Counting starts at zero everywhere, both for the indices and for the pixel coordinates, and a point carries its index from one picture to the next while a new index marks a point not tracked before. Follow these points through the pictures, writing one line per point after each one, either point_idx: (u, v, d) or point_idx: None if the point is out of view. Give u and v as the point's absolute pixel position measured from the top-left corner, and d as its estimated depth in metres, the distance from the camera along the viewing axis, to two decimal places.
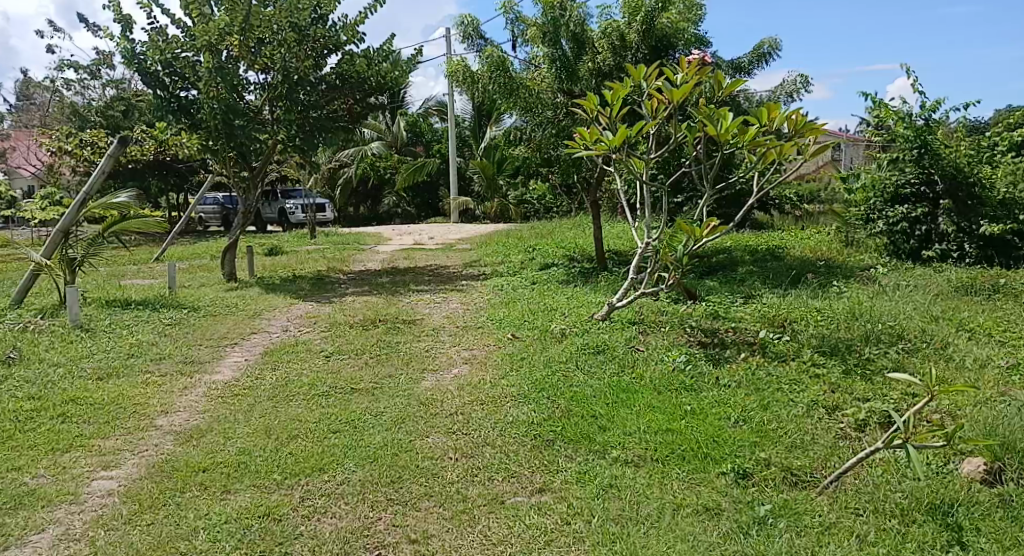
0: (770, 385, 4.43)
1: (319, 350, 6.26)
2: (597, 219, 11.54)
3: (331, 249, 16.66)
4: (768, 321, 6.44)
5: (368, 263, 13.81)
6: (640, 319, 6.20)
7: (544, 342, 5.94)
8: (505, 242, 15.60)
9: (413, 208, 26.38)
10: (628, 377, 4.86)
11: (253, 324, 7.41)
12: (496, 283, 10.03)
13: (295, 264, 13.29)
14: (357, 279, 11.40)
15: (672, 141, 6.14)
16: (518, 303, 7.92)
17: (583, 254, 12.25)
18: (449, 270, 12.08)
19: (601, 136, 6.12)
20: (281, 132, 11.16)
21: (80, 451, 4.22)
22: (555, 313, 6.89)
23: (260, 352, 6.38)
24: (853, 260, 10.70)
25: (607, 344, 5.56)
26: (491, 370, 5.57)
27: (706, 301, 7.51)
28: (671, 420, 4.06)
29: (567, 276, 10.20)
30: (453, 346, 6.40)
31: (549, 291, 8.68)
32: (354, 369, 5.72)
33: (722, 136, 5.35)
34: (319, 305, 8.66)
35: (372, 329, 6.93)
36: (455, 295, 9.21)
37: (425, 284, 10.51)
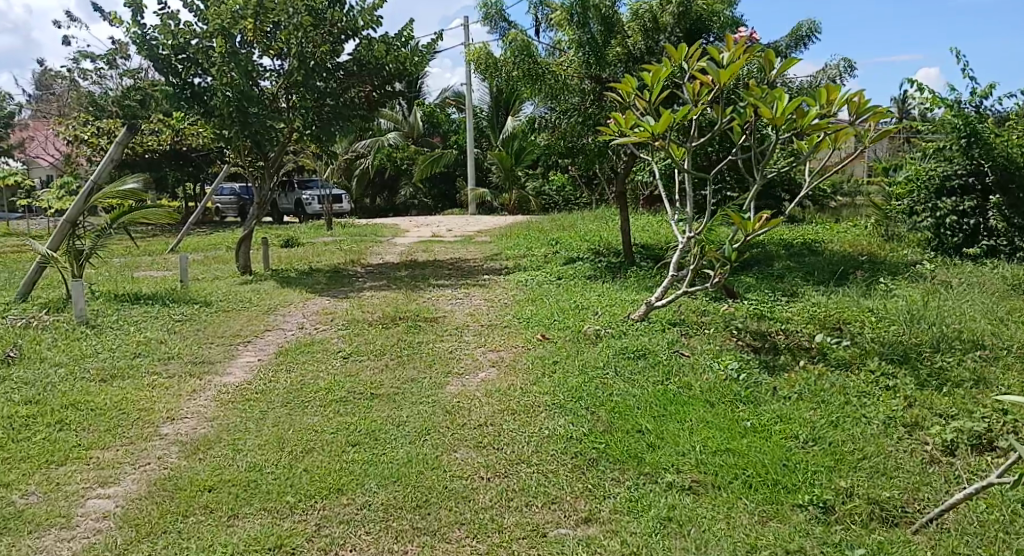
0: (837, 401, 4.07)
1: (336, 350, 5.88)
2: (624, 211, 11.09)
3: (349, 240, 16.31)
4: (817, 324, 6.01)
5: (386, 256, 13.44)
6: (681, 322, 5.78)
7: (577, 344, 5.53)
8: (526, 234, 15.18)
9: (431, 199, 26.00)
10: (674, 386, 4.44)
11: (267, 321, 7.04)
12: (520, 278, 9.62)
13: (312, 257, 12.95)
14: (376, 273, 11.04)
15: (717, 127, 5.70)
16: (546, 300, 7.51)
17: (609, 248, 11.81)
18: (471, 263, 11.69)
19: (643, 121, 5.63)
20: (297, 120, 10.79)
21: (75, 464, 3.85)
22: (586, 312, 6.47)
23: (274, 352, 6.01)
24: (895, 256, 10.21)
25: (646, 348, 5.14)
26: (522, 375, 5.17)
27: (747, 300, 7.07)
28: (730, 441, 3.65)
29: (594, 270, 9.77)
30: (479, 346, 6.00)
31: (577, 287, 8.26)
32: (374, 372, 5.33)
33: (779, 120, 4.94)
34: (337, 300, 8.29)
35: (392, 327, 6.54)
36: (477, 290, 8.81)
37: (446, 278, 10.13)
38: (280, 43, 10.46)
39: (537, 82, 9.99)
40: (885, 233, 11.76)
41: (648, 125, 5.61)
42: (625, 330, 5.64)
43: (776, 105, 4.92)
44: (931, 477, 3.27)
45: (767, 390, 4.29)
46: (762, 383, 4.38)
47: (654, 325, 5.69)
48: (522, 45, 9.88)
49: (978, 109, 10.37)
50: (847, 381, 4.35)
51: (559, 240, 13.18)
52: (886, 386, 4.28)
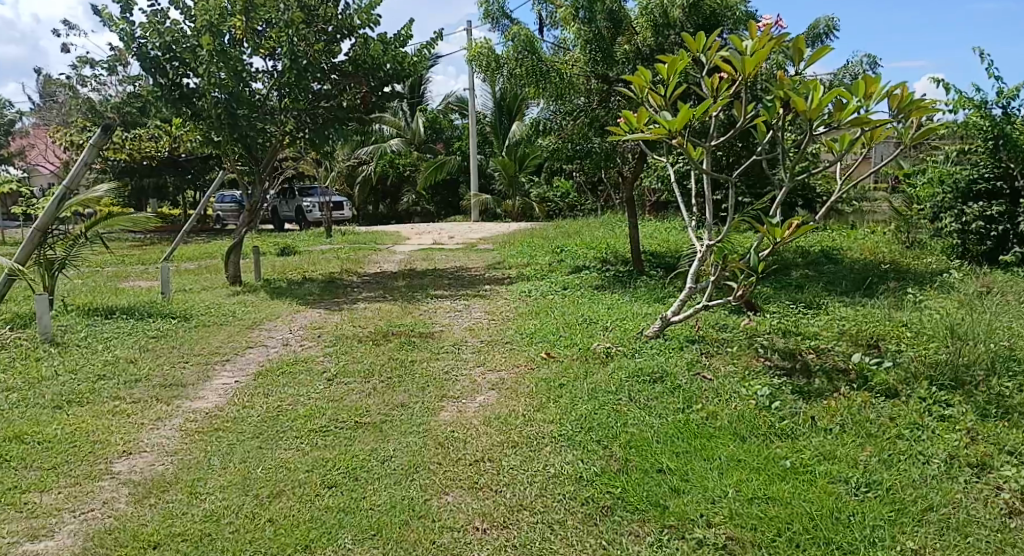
0: (886, 436, 3.54)
1: (321, 370, 5.35)
2: (633, 217, 10.55)
3: (347, 249, 15.77)
4: (850, 341, 5.45)
5: (384, 265, 12.91)
6: (701, 340, 5.23)
7: (586, 364, 4.99)
8: (530, 242, 14.63)
9: (433, 206, 25.48)
10: (697, 416, 3.89)
11: (250, 336, 6.52)
12: (523, 288, 9.09)
13: (307, 266, 12.43)
14: (372, 283, 10.52)
15: (741, 124, 5.15)
16: (551, 313, 6.97)
17: (617, 256, 11.27)
18: (471, 273, 11.16)
19: (659, 117, 5.08)
20: (290, 123, 10.29)
21: (6, 511, 3.33)
22: (595, 327, 5.93)
23: (254, 372, 5.48)
24: (920, 264, 9.66)
25: (663, 370, 4.60)
26: (524, 399, 4.63)
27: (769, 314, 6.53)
28: (767, 486, 3.11)
29: (602, 280, 9.24)
30: (477, 366, 5.46)
31: (584, 299, 7.71)
32: (361, 396, 4.78)
33: (813, 114, 4.43)
34: (328, 313, 7.75)
35: (384, 343, 6.00)
36: (478, 302, 8.28)
37: (445, 289, 9.61)
38: (272, 42, 9.98)
39: (541, 81, 9.48)
40: (906, 240, 11.19)
41: (665, 121, 5.06)
42: (639, 348, 5.11)
43: (809, 97, 4.41)
44: (1015, 535, 2.76)
45: (805, 421, 3.75)
46: (798, 414, 3.84)
47: (671, 343, 5.14)
48: (525, 40, 9.38)
49: (1007, 109, 9.83)
50: (895, 410, 3.81)
51: (565, 248, 12.64)
52: (942, 416, 3.73)
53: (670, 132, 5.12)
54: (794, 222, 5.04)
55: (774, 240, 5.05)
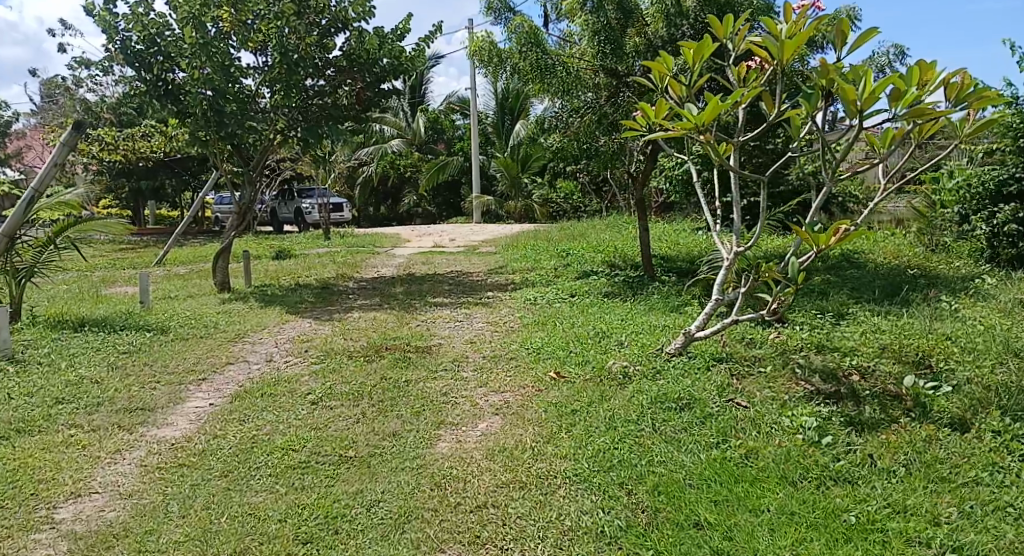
0: (962, 481, 3.02)
1: (305, 391, 4.80)
2: (643, 219, 10.00)
3: (344, 252, 15.24)
4: (893, 359, 4.92)
5: (382, 269, 12.39)
6: (729, 358, 4.70)
7: (602, 386, 4.45)
8: (534, 245, 14.07)
9: (434, 207, 24.95)
10: (734, 453, 3.38)
11: (231, 351, 5.99)
12: (527, 295, 8.55)
13: (301, 271, 11.90)
14: (368, 289, 10.00)
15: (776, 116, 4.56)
16: (559, 324, 6.42)
17: (626, 261, 10.73)
18: (473, 278, 10.63)
19: (683, 110, 4.47)
20: (281, 121, 9.77)
21: None
22: (610, 342, 5.39)
23: (231, 393, 4.95)
24: (948, 269, 9.12)
25: (690, 394, 4.06)
26: (531, 428, 4.10)
27: (798, 326, 5.99)
28: (832, 550, 2.63)
29: (611, 287, 8.69)
30: (478, 386, 4.92)
31: (594, 309, 7.17)
32: (348, 423, 4.24)
33: (866, 103, 3.88)
34: (318, 323, 7.21)
35: (376, 359, 5.46)
36: (480, 311, 7.74)
37: (444, 296, 9.08)
38: (262, 35, 9.44)
39: (546, 76, 8.94)
40: (929, 243, 10.65)
41: (691, 115, 4.45)
42: (661, 367, 4.57)
43: (863, 84, 3.86)
44: None
45: (861, 461, 3.23)
46: (853, 452, 3.31)
47: (696, 362, 4.61)
48: (529, 32, 8.84)
49: None
50: (967, 448, 3.29)
51: (571, 252, 12.10)
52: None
53: (695, 127, 4.52)
54: (840, 228, 4.48)
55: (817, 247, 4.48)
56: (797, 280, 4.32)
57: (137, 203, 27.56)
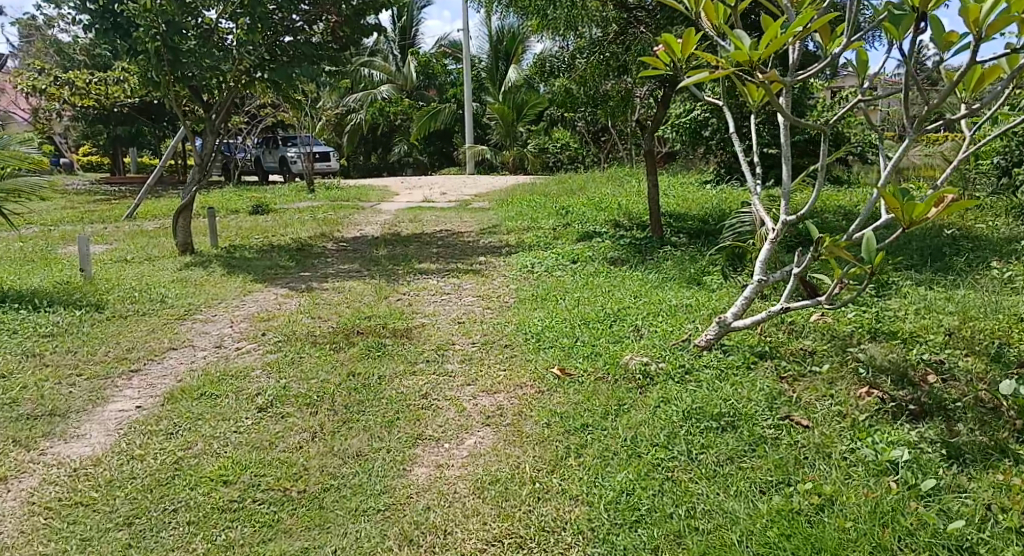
0: None
1: (256, 391, 3.92)
2: (653, 174, 9.04)
3: (326, 207, 14.24)
4: (969, 351, 4.05)
5: (365, 227, 11.44)
6: (775, 354, 3.81)
7: (620, 391, 3.57)
8: (530, 201, 13.08)
9: (425, 157, 23.83)
10: (804, 502, 2.54)
11: (175, 332, 5.08)
12: (524, 262, 7.64)
13: (277, 229, 10.94)
14: (348, 251, 9.07)
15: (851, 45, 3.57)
16: (562, 301, 5.52)
17: (631, 220, 9.79)
18: (463, 239, 9.69)
19: (736, 41, 3.43)
20: (245, 59, 8.71)
21: None
22: (625, 327, 4.49)
23: (164, 392, 4.06)
24: (990, 228, 8.23)
25: (734, 407, 3.19)
26: (528, 446, 3.25)
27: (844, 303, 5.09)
28: None
29: (617, 252, 7.80)
30: (464, 384, 4.06)
31: (601, 281, 6.27)
32: (300, 439, 3.38)
33: (992, 28, 2.94)
34: (286, 295, 6.31)
35: (344, 346, 4.60)
36: (470, 281, 6.85)
37: (432, 261, 8.15)
38: None
39: None
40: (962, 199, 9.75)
41: (746, 46, 3.41)
42: (693, 368, 3.69)
43: (988, 1, 2.91)
44: None
45: (980, 520, 2.40)
46: (966, 502, 2.49)
47: (733, 360, 3.73)
48: None
49: None
50: None
51: (572, 209, 11.13)
52: None
53: (750, 63, 3.48)
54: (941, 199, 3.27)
55: (903, 225, 3.34)
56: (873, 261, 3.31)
57: (113, 152, 26.31)
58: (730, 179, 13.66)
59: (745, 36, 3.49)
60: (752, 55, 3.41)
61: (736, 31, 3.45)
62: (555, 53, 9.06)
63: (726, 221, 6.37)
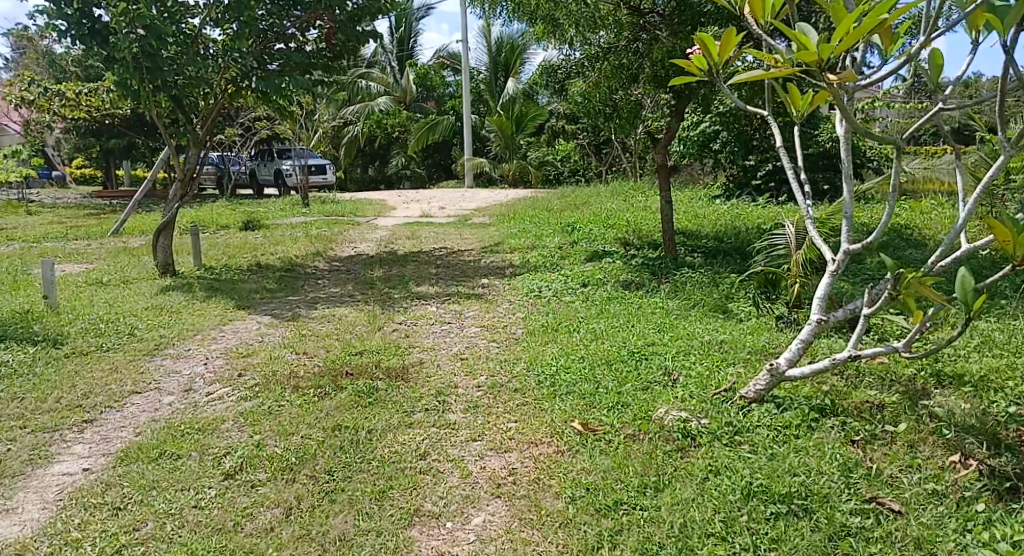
0: None
1: (224, 450, 3.34)
2: (666, 190, 8.46)
3: (319, 222, 13.66)
4: None
5: (361, 244, 10.85)
6: (836, 409, 3.23)
7: (656, 457, 2.99)
8: (533, 216, 12.52)
9: (424, 170, 23.26)
10: None
11: (140, 373, 4.49)
12: (530, 286, 7.07)
13: (267, 247, 10.37)
14: (342, 272, 8.49)
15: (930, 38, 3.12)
16: (577, 335, 4.93)
17: (642, 239, 9.21)
18: (464, 258, 9.12)
19: (801, 37, 2.86)
20: (231, 67, 8.16)
21: None
22: (654, 369, 3.89)
23: (119, 450, 3.46)
24: None
25: (803, 485, 2.64)
26: (549, 530, 2.67)
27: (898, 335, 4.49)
28: None
29: (630, 274, 7.24)
30: (466, 439, 3.47)
31: (618, 309, 5.69)
32: (273, 519, 2.81)
33: None
34: (270, 325, 5.73)
35: (329, 391, 4.01)
36: (472, 308, 6.27)
37: (430, 284, 7.58)
38: None
39: None
40: None
41: (815, 44, 2.84)
42: (745, 427, 3.10)
43: None
44: None
45: None
46: None
47: (789, 416, 3.16)
48: None
49: None
50: None
51: (578, 226, 10.56)
52: None
53: (818, 63, 2.91)
54: None
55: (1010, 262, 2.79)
56: (969, 304, 2.76)
57: (104, 164, 25.75)
58: (741, 194, 13.12)
59: (811, 31, 2.91)
60: (824, 53, 2.84)
61: (799, 25, 2.88)
62: (561, 61, 8.54)
63: (755, 244, 5.73)
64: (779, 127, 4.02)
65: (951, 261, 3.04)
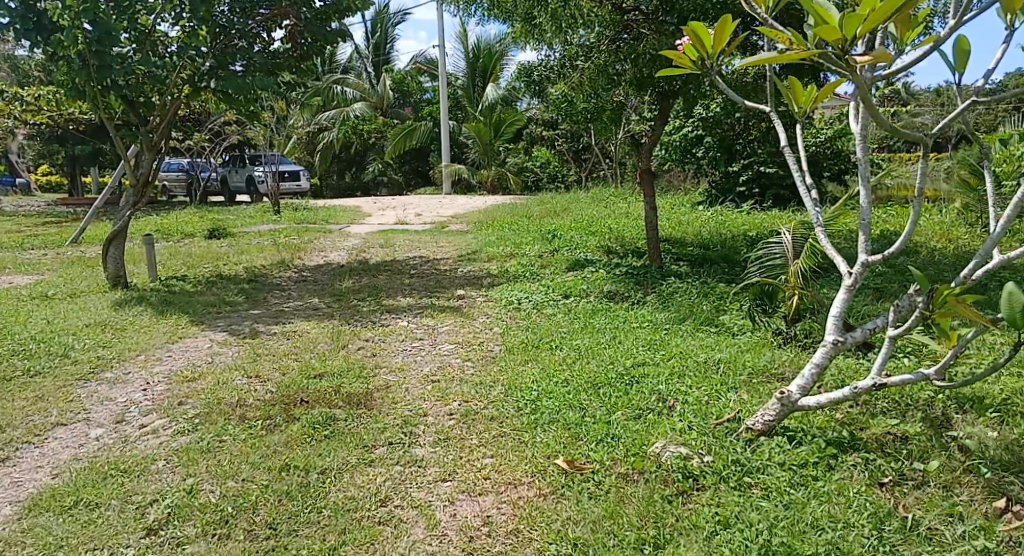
0: None
1: (150, 497, 2.88)
2: (650, 196, 8.07)
3: (289, 230, 13.17)
4: None
5: (331, 253, 10.36)
6: (857, 444, 2.81)
7: (654, 503, 2.56)
8: (512, 224, 12.11)
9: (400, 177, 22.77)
10: None
11: (69, 403, 4.04)
12: (509, 297, 6.64)
13: (232, 256, 9.87)
14: (309, 282, 8.01)
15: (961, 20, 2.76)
16: (559, 353, 4.51)
17: (624, 246, 8.84)
18: (439, 267, 8.68)
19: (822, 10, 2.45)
20: (187, 66, 7.67)
21: None
22: (646, 394, 3.46)
23: (29, 497, 2.99)
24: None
25: (831, 544, 2.28)
26: None
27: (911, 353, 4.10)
28: None
29: (614, 284, 6.84)
30: (432, 479, 3.03)
31: (603, 324, 5.29)
32: None
33: None
34: (224, 343, 5.26)
35: (279, 422, 3.56)
36: (447, 323, 5.82)
37: (403, 296, 7.12)
38: None
39: None
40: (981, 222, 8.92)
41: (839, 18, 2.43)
42: (754, 470, 2.67)
43: None
44: None
45: None
46: None
47: (804, 453, 2.74)
48: None
49: None
50: None
51: (559, 233, 10.15)
52: None
53: (842, 43, 2.49)
54: None
55: None
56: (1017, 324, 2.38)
57: (70, 171, 25.04)
58: (725, 200, 12.80)
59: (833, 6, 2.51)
60: (849, 30, 2.42)
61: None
62: (539, 63, 8.16)
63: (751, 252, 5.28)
64: (781, 125, 3.62)
65: (986, 271, 2.66)
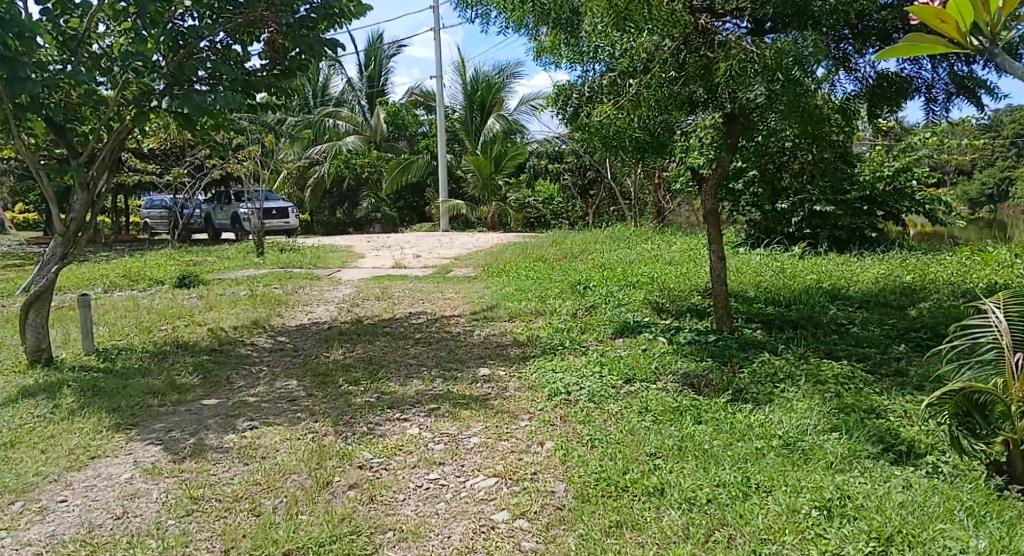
0: None
1: None
2: (719, 245, 6.46)
3: (271, 276, 11.52)
4: None
5: (318, 307, 8.71)
6: None
7: None
8: (529, 269, 10.47)
9: (395, 212, 21.15)
10: None
11: None
12: (551, 381, 4.96)
13: (196, 313, 8.18)
14: (286, 352, 6.37)
15: None
16: (673, 511, 2.88)
17: (677, 303, 7.21)
18: (448, 329, 7.04)
19: None
20: (130, 86, 6.05)
21: None
22: None
23: None
24: None
25: None
26: None
27: None
28: None
29: (687, 362, 5.20)
30: None
31: (708, 439, 3.62)
32: None
33: None
34: (150, 474, 3.56)
35: None
36: (472, 428, 4.13)
37: (408, 375, 5.44)
38: None
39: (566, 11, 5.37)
40: None
41: None
42: None
43: None
44: None
45: None
46: None
47: None
48: None
49: None
50: None
51: (591, 283, 8.51)
52: None
53: None
54: None
55: None
56: None
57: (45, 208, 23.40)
58: (770, 241, 11.27)
59: None
60: None
61: None
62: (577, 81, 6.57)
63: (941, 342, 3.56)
64: None
65: None
